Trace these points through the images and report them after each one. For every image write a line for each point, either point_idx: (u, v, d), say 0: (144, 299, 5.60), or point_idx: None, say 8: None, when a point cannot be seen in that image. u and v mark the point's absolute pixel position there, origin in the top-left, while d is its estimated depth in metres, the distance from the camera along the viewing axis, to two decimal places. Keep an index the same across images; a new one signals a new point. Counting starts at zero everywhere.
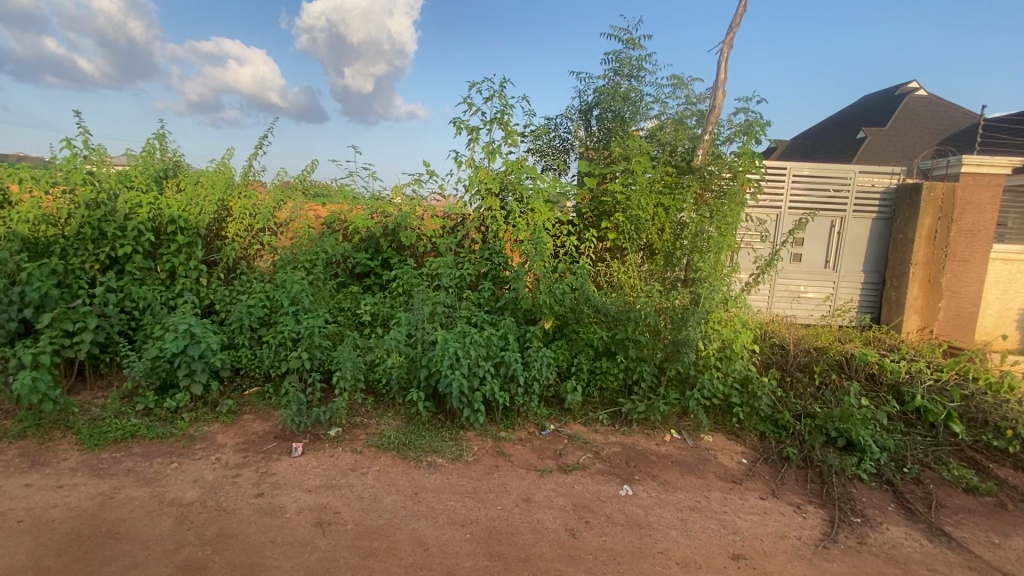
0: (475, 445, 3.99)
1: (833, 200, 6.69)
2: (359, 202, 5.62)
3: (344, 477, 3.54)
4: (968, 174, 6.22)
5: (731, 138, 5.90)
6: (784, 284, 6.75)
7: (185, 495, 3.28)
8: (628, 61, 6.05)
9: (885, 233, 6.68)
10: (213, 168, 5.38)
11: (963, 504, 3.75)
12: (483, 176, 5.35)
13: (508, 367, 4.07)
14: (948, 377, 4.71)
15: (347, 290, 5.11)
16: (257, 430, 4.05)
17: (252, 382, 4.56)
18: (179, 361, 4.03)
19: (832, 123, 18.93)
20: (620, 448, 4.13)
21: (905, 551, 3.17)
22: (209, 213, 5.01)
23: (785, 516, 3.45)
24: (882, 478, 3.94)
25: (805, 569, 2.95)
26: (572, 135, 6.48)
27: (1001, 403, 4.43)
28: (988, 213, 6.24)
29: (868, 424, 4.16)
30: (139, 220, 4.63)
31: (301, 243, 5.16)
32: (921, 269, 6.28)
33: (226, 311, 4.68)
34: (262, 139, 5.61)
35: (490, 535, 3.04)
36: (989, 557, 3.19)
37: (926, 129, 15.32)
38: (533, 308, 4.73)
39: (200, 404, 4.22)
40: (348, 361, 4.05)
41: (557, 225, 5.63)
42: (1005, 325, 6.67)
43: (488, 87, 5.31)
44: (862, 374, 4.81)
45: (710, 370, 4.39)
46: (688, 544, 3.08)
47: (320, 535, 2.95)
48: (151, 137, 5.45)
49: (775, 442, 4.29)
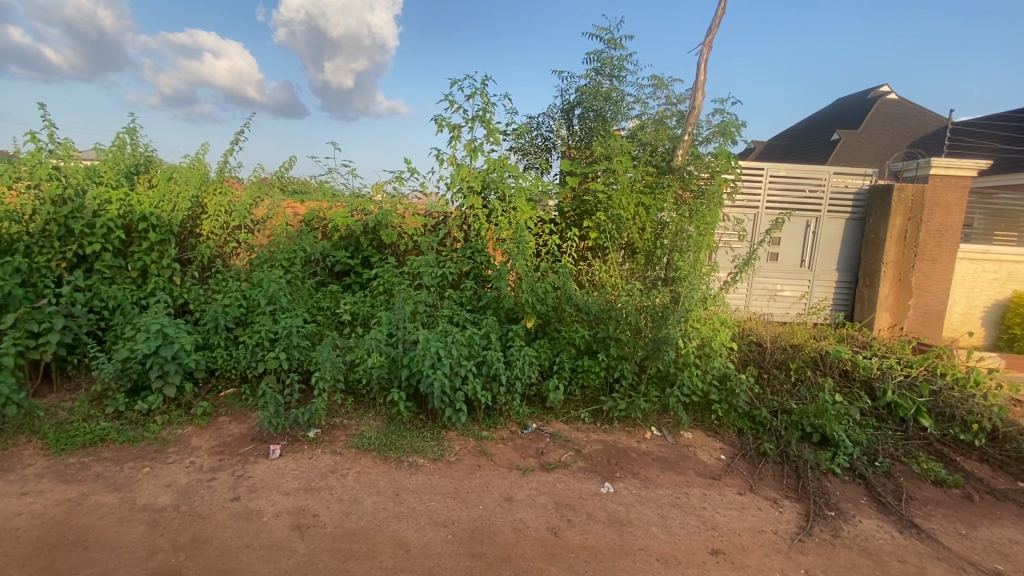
0: (457, 445, 3.97)
1: (808, 201, 6.83)
2: (338, 199, 5.51)
3: (323, 479, 3.48)
4: (937, 175, 6.40)
5: (709, 138, 5.96)
6: (762, 283, 6.89)
7: (157, 501, 3.19)
8: (609, 61, 6.06)
9: (858, 233, 6.84)
10: (187, 164, 5.24)
11: (932, 497, 3.87)
12: (465, 174, 5.36)
13: (490, 367, 4.06)
14: (917, 373, 4.88)
15: (326, 289, 5.03)
16: (234, 432, 3.96)
17: (228, 383, 4.47)
18: (151, 362, 3.90)
19: (808, 124, 19.41)
20: (602, 446, 4.15)
21: (877, 544, 3.26)
22: (182, 210, 4.86)
23: (762, 511, 3.51)
24: (856, 472, 4.04)
25: (781, 563, 3.00)
26: (554, 134, 6.43)
27: (968, 397, 4.59)
28: (956, 214, 6.44)
29: (841, 420, 4.26)
30: (109, 216, 4.49)
31: (279, 241, 5.06)
32: (892, 268, 6.46)
33: (200, 311, 4.58)
34: (238, 134, 5.50)
35: (472, 535, 3.02)
36: (956, 547, 3.29)
37: (897, 132, 15.73)
38: (515, 307, 4.75)
39: (173, 406, 4.11)
40: (327, 361, 3.99)
41: (540, 224, 5.69)
42: (971, 323, 6.90)
43: (470, 85, 5.46)
44: (836, 370, 4.93)
45: (690, 368, 4.43)
46: (668, 540, 3.11)
47: (299, 539, 2.90)
48: (121, 131, 5.29)
49: (753, 438, 4.37)
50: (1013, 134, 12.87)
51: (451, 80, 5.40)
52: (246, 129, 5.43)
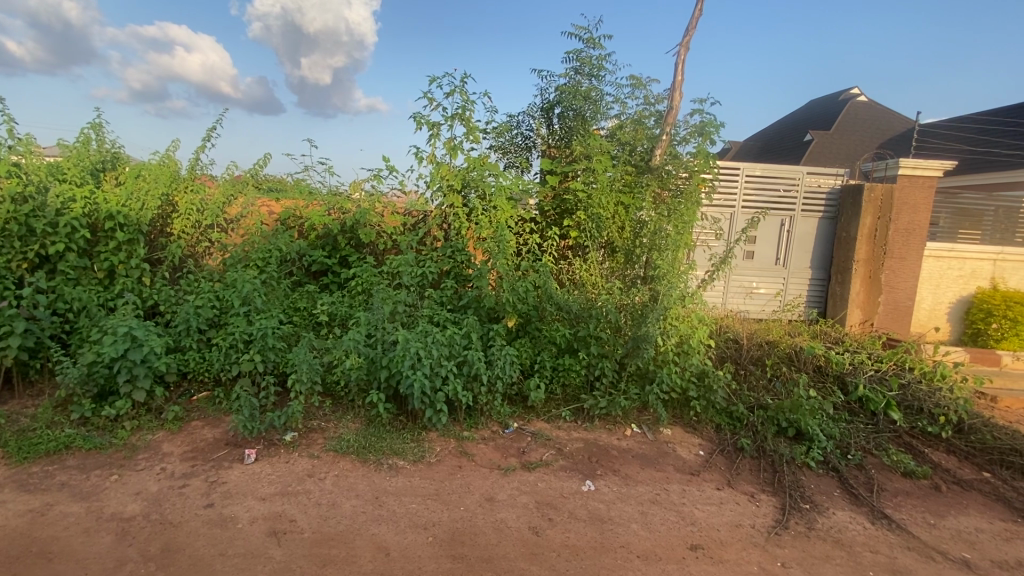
0: (438, 446, 3.94)
1: (783, 200, 6.96)
2: (315, 197, 5.42)
3: (301, 483, 3.42)
4: (905, 176, 6.59)
5: (687, 138, 6.03)
6: (738, 280, 7.02)
7: (125, 509, 3.08)
8: (588, 61, 6.04)
9: (831, 232, 7.01)
10: (156, 161, 5.08)
11: (902, 488, 3.98)
12: (445, 172, 5.31)
13: (471, 366, 4.03)
14: (887, 368, 5.03)
15: (303, 289, 4.94)
16: (207, 437, 3.86)
17: (201, 387, 4.36)
18: (119, 366, 3.77)
19: (784, 124, 19.86)
20: (583, 444, 4.16)
21: (849, 535, 3.34)
22: (151, 208, 4.71)
23: (739, 505, 3.57)
24: (829, 465, 4.13)
25: (758, 556, 3.05)
26: (533, 133, 6.41)
27: (934, 391, 4.75)
28: (922, 213, 6.64)
29: (816, 414, 4.36)
30: (73, 215, 4.33)
31: (253, 240, 4.93)
32: (863, 266, 6.63)
33: (171, 312, 4.45)
34: (211, 130, 5.36)
35: (453, 537, 3.00)
36: (925, 537, 3.39)
37: (868, 133, 16.19)
38: (496, 306, 4.74)
39: (143, 411, 3.99)
40: (304, 363, 3.90)
41: (520, 223, 5.68)
42: (938, 318, 7.13)
43: (448, 83, 5.34)
44: (810, 366, 5.04)
45: (669, 365, 4.49)
46: (648, 537, 3.14)
47: (275, 545, 2.84)
48: (86, 127, 5.11)
49: (730, 434, 4.44)
50: (976, 137, 13.38)
51: (430, 78, 5.35)
52: (218, 125, 5.30)
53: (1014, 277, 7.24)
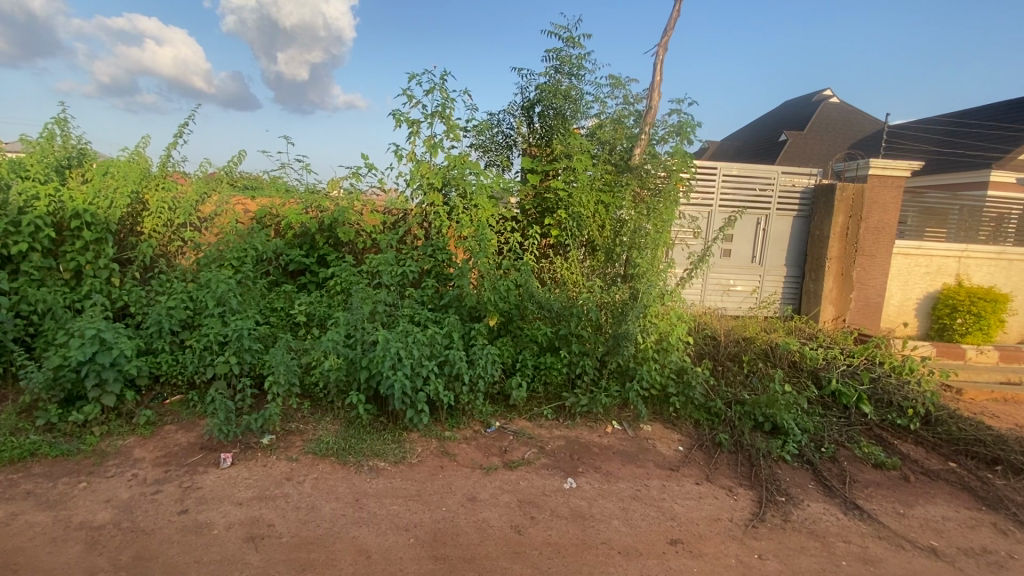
0: (419, 447, 3.91)
1: (758, 200, 7.10)
2: (292, 195, 5.32)
3: (279, 487, 3.36)
4: (874, 176, 6.78)
5: (665, 138, 6.10)
6: (715, 278, 7.14)
7: (95, 518, 2.98)
8: (568, 60, 6.04)
9: (805, 230, 7.17)
10: (125, 157, 4.92)
11: (873, 479, 4.10)
12: (425, 170, 5.28)
13: (452, 366, 4.01)
14: (859, 362, 5.19)
15: (280, 289, 4.85)
16: (181, 442, 3.76)
17: (174, 390, 4.25)
18: (87, 370, 3.64)
19: (760, 124, 20.29)
20: (565, 442, 4.18)
21: (823, 526, 3.43)
22: (120, 207, 4.56)
23: (718, 499, 3.64)
24: (804, 458, 4.23)
25: (736, 549, 3.11)
26: (514, 131, 6.39)
27: (903, 384, 4.93)
28: (891, 212, 6.84)
29: (790, 409, 4.46)
30: (37, 213, 4.18)
31: (228, 239, 4.82)
32: (836, 263, 6.81)
33: (142, 314, 4.32)
34: (182, 126, 5.22)
35: (435, 538, 2.98)
36: (895, 526, 3.50)
37: (840, 133, 16.65)
38: (478, 305, 4.72)
39: (113, 416, 3.87)
40: (281, 364, 3.84)
41: (501, 222, 5.66)
42: (906, 313, 7.36)
43: (428, 80, 5.31)
44: (785, 362, 5.16)
45: (648, 362, 4.54)
46: (629, 533, 3.17)
47: (252, 550, 2.78)
48: (49, 122, 4.92)
49: (708, 429, 4.51)
50: (942, 138, 13.87)
51: (409, 74, 5.30)
52: (190, 121, 5.17)
53: (978, 273, 7.52)
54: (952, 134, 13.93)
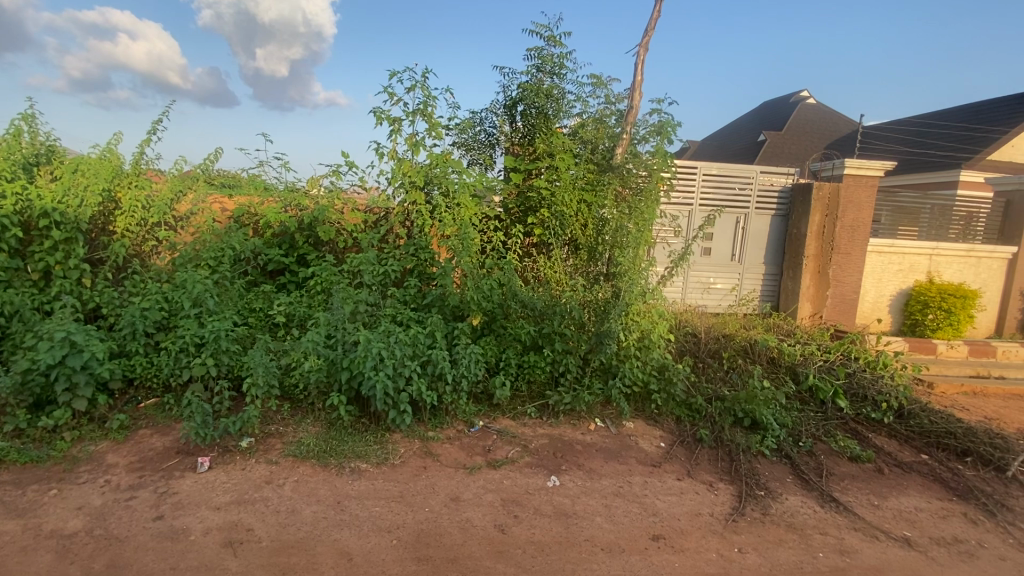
0: (402, 447, 3.88)
1: (738, 199, 7.20)
2: (271, 193, 5.25)
3: (258, 491, 3.30)
4: (850, 175, 6.93)
5: (646, 138, 6.15)
6: (696, 276, 7.23)
7: (66, 526, 2.89)
8: (549, 59, 6.04)
9: (783, 229, 7.30)
10: (96, 155, 4.79)
11: (849, 471, 4.19)
12: (407, 168, 5.23)
13: (435, 366, 3.99)
14: (835, 357, 5.33)
15: (258, 289, 4.77)
16: (156, 446, 3.67)
17: (149, 393, 4.15)
18: (56, 373, 3.54)
19: (739, 123, 20.63)
20: (548, 440, 4.19)
21: (801, 518, 3.50)
22: (91, 205, 4.43)
23: (698, 495, 3.68)
24: (782, 452, 4.31)
25: (717, 544, 3.15)
26: (497, 130, 6.36)
27: (877, 378, 5.06)
28: (866, 211, 7.00)
29: (769, 404, 4.54)
30: (3, 212, 4.04)
31: (204, 239, 4.72)
32: (812, 261, 6.95)
33: (115, 316, 4.21)
34: (156, 122, 5.09)
35: (418, 539, 2.97)
36: (870, 518, 3.59)
37: (816, 133, 17.01)
38: (461, 305, 4.70)
39: (84, 421, 3.77)
40: (260, 366, 3.77)
41: (485, 220, 5.65)
42: (880, 310, 7.55)
43: (408, 77, 5.25)
44: (764, 358, 5.26)
45: (631, 359, 4.58)
46: (612, 529, 3.19)
47: (230, 556, 2.73)
48: (16, 118, 4.77)
49: (689, 425, 4.56)
50: (914, 138, 14.27)
51: (390, 72, 5.25)
52: (164, 117, 5.05)
53: (948, 270, 7.72)
54: (923, 134, 14.30)
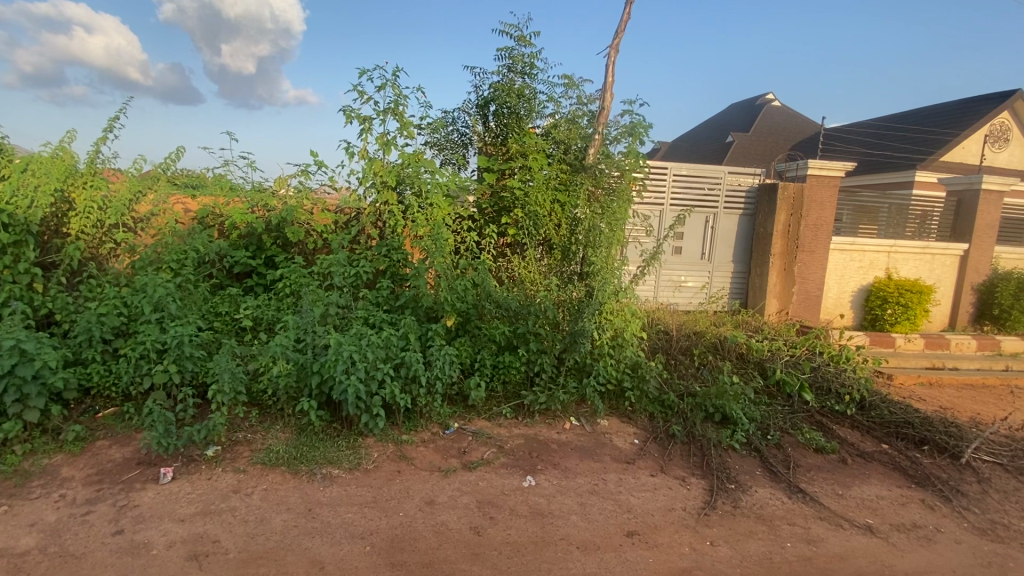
0: (375, 452, 3.82)
1: (707, 199, 7.35)
2: (237, 194, 5.10)
3: (225, 500, 3.20)
4: (813, 176, 7.14)
5: (618, 138, 6.21)
6: (668, 275, 7.36)
7: (17, 544, 2.75)
8: (520, 58, 6.02)
9: (750, 228, 7.48)
10: (47, 153, 4.57)
11: (815, 463, 4.33)
12: (378, 168, 5.16)
13: (409, 368, 3.93)
14: (801, 352, 5.49)
15: (224, 293, 4.63)
16: (115, 457, 3.52)
17: (107, 403, 4.00)
18: (5, 384, 3.36)
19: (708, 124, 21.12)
20: (524, 440, 4.20)
21: (770, 510, 3.59)
22: (43, 206, 4.23)
23: (671, 490, 3.74)
24: (752, 446, 4.41)
25: (689, 538, 3.21)
26: (470, 130, 6.33)
27: (840, 372, 5.24)
28: (828, 210, 7.24)
29: (739, 399, 4.63)
30: None
31: (165, 241, 4.55)
32: (778, 259, 7.15)
33: (69, 322, 4.02)
34: (113, 119, 4.89)
35: (392, 544, 2.93)
36: (835, 507, 3.71)
37: (781, 134, 17.55)
38: (434, 306, 4.66)
39: (37, 433, 3.59)
40: (226, 372, 3.65)
41: (458, 221, 5.60)
42: (843, 305, 7.82)
43: (379, 75, 5.16)
44: (733, 354, 5.38)
45: (604, 358, 4.64)
46: (587, 527, 3.21)
47: (196, 569, 2.64)
48: None
49: (662, 421, 4.62)
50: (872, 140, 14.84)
51: (360, 69, 5.15)
52: (121, 113, 4.84)
53: (905, 266, 8.05)
54: (882, 136, 14.87)
